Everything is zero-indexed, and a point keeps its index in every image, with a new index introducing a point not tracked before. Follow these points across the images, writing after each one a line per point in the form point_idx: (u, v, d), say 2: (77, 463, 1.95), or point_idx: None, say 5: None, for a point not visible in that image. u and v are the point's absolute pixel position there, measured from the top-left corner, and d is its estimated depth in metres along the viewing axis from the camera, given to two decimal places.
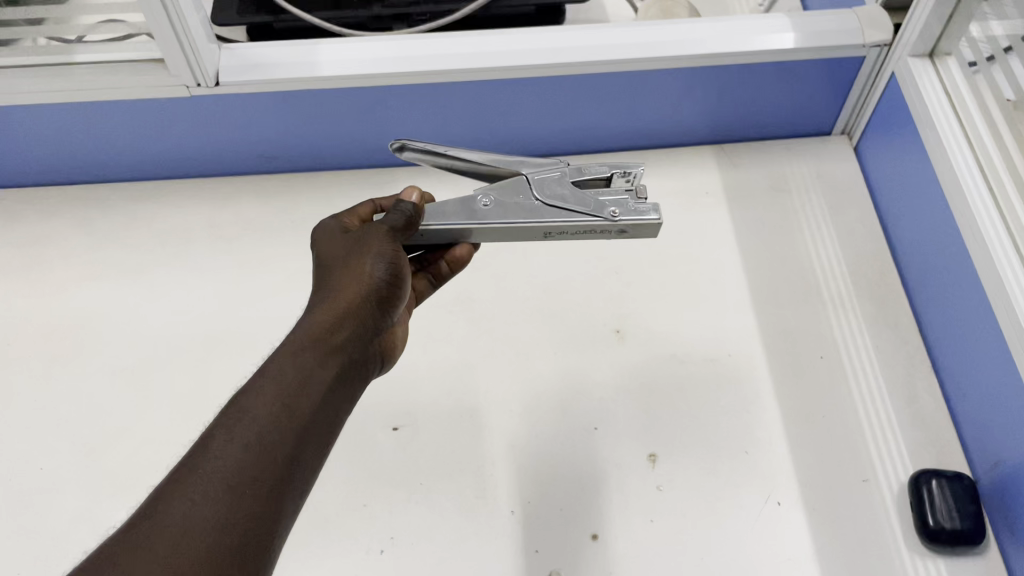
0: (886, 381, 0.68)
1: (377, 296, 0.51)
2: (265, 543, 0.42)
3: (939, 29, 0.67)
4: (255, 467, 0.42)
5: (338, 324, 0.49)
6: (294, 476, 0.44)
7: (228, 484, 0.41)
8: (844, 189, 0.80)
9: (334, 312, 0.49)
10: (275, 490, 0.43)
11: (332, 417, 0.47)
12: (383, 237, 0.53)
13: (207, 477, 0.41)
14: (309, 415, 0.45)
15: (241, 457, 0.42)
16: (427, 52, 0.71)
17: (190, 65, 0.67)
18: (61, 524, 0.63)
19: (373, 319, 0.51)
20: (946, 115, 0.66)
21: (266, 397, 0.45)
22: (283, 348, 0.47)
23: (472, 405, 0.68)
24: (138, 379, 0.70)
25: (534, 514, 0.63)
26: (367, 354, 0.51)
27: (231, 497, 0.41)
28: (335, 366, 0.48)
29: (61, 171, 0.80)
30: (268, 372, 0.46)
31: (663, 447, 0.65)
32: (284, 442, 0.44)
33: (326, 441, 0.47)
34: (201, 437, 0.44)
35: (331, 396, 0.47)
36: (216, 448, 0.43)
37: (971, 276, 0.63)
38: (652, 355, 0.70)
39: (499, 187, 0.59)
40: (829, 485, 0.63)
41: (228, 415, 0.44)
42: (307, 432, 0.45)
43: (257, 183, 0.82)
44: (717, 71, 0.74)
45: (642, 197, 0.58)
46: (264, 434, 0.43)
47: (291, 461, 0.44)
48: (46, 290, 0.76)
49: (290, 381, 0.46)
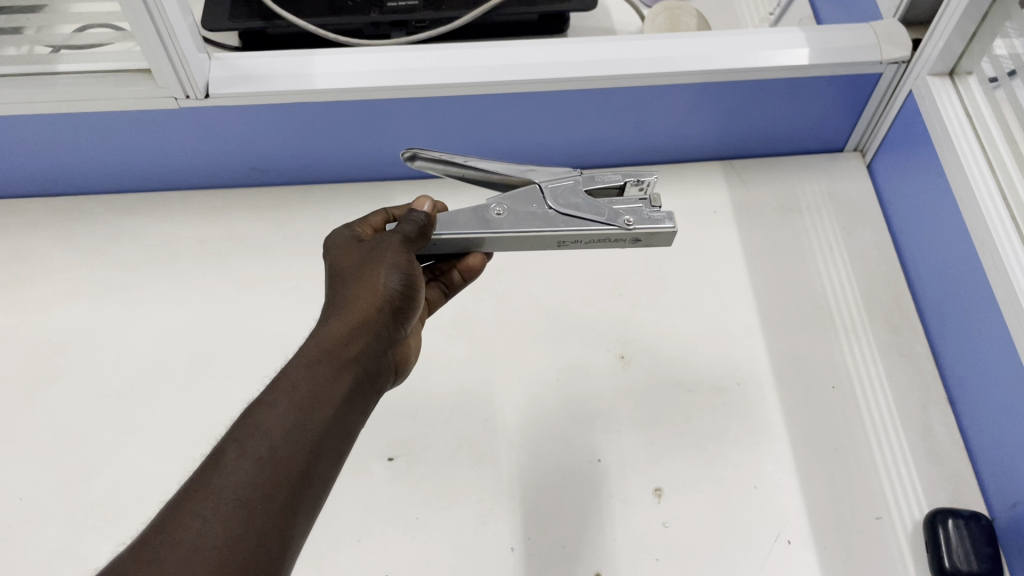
0: (899, 413, 0.66)
1: (392, 307, 0.49)
2: (279, 561, 0.39)
3: (961, 47, 0.64)
4: (271, 481, 0.40)
5: (353, 335, 0.47)
6: (308, 493, 0.41)
7: (241, 499, 0.39)
8: (857, 207, 0.77)
9: (349, 322, 0.47)
10: (290, 506, 0.40)
11: (347, 430, 0.44)
12: (399, 246, 0.51)
13: (218, 493, 0.39)
14: (323, 427, 0.43)
15: (253, 471, 0.40)
16: (428, 65, 0.68)
17: (178, 77, 0.64)
18: (41, 558, 0.60)
19: (388, 330, 0.49)
20: (965, 133, 0.63)
21: (279, 409, 0.42)
22: (295, 360, 0.45)
23: (470, 436, 0.65)
24: (123, 404, 0.67)
25: (535, 550, 0.60)
26: (382, 365, 0.48)
27: (243, 513, 0.39)
28: (350, 377, 0.45)
29: (46, 182, 0.78)
30: (280, 385, 0.43)
31: (670, 480, 0.63)
32: (297, 456, 0.41)
33: (340, 454, 0.44)
34: (211, 452, 0.41)
35: (345, 408, 0.44)
36: (228, 462, 0.40)
37: (990, 304, 0.60)
38: (660, 384, 0.68)
39: (512, 196, 0.56)
40: (841, 523, 0.61)
41: (239, 429, 0.41)
42: (322, 446, 0.42)
43: (250, 196, 0.80)
44: (729, 87, 0.71)
45: (656, 205, 0.55)
46: (277, 449, 0.41)
47: (307, 474, 0.41)
48: (28, 308, 0.73)
49: (305, 392, 0.43)
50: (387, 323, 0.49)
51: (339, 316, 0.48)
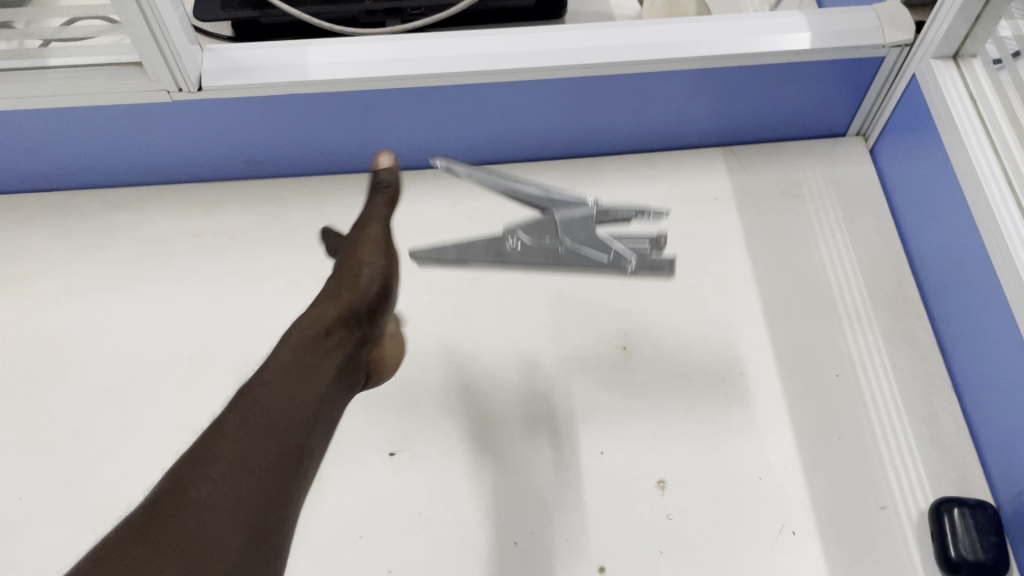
0: (904, 400, 0.65)
1: (370, 303, 0.55)
2: (275, 535, 0.43)
3: (966, 29, 0.63)
4: (275, 452, 0.46)
5: (331, 328, 0.54)
6: (302, 461, 0.47)
7: (237, 475, 0.44)
8: (858, 193, 0.76)
9: (328, 314, 0.54)
10: (286, 476, 0.45)
11: (332, 409, 0.51)
12: (377, 245, 0.56)
13: (210, 481, 0.43)
14: (311, 406, 0.49)
15: (251, 448, 0.45)
16: (423, 54, 0.67)
17: (171, 69, 0.63)
18: (41, 559, 0.60)
19: (361, 327, 0.55)
20: (969, 116, 0.62)
21: (272, 390, 0.49)
22: (283, 347, 0.52)
23: (472, 430, 0.65)
24: (122, 401, 0.67)
25: (538, 544, 0.60)
26: (357, 355, 0.55)
27: (241, 488, 0.43)
28: (333, 365, 0.52)
29: (40, 177, 0.77)
30: (273, 369, 0.50)
31: (673, 473, 0.62)
32: (291, 431, 0.47)
33: (325, 429, 0.50)
34: (200, 449, 0.45)
35: (332, 390, 0.51)
36: (228, 437, 0.46)
37: (996, 290, 0.60)
38: (662, 374, 0.67)
39: (529, 226, 0.55)
40: (846, 513, 0.60)
41: (237, 412, 0.47)
42: (314, 419, 0.49)
43: (245, 189, 0.79)
44: (729, 72, 0.70)
45: (661, 247, 0.52)
46: (273, 425, 0.47)
47: (307, 444, 0.48)
48: (23, 306, 0.72)
49: (291, 377, 0.50)
50: (356, 322, 0.55)
51: (315, 312, 0.54)
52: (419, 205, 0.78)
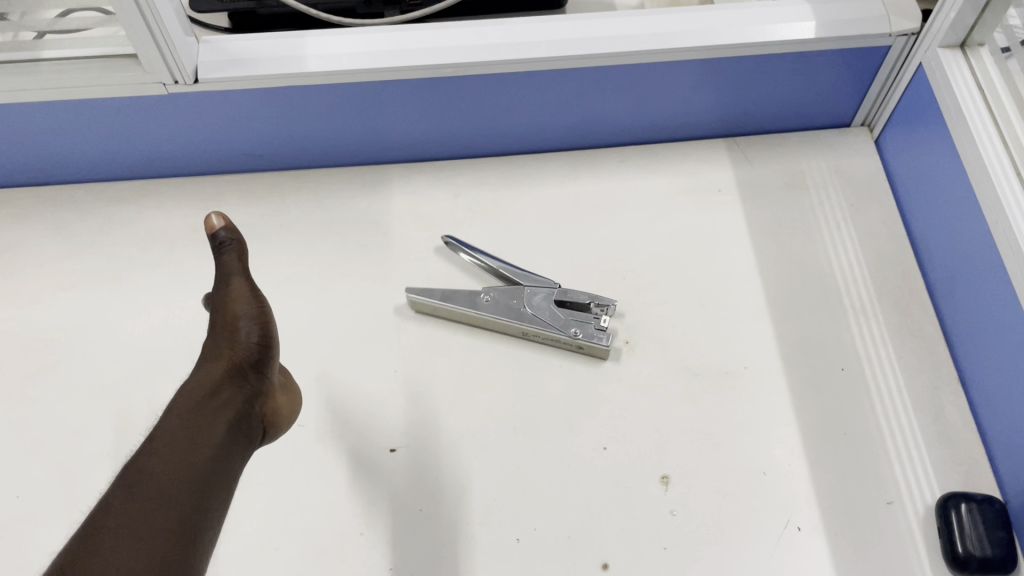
0: (910, 395, 0.64)
1: (259, 355, 0.58)
2: None
3: (973, 18, 0.62)
4: (172, 519, 0.48)
5: (218, 388, 0.56)
6: (198, 520, 0.49)
7: (134, 540, 0.46)
8: (863, 184, 0.76)
9: (214, 376, 0.57)
10: (181, 536, 0.48)
11: (227, 466, 0.53)
12: (246, 297, 0.59)
13: (105, 548, 0.46)
14: (201, 465, 0.51)
15: (144, 514, 0.48)
16: (422, 45, 0.66)
17: (166, 62, 0.62)
18: (39, 557, 0.59)
19: (253, 382, 0.57)
20: (976, 107, 0.62)
21: (162, 456, 0.51)
22: (168, 416, 0.54)
23: (473, 425, 0.64)
24: (119, 397, 0.66)
25: (540, 540, 0.59)
26: (252, 411, 0.56)
27: (136, 553, 0.46)
28: (224, 424, 0.54)
29: (35, 171, 0.76)
30: (162, 436, 0.52)
31: (677, 468, 0.62)
32: (184, 494, 0.49)
33: (226, 485, 0.52)
34: (96, 513, 0.48)
35: (225, 449, 0.53)
36: (121, 506, 0.48)
37: (1003, 284, 0.59)
38: (665, 368, 0.66)
39: None
40: (852, 508, 0.60)
41: (128, 481, 0.49)
42: (206, 480, 0.51)
43: (243, 182, 0.78)
44: (732, 63, 0.70)
45: None
46: (163, 490, 0.49)
47: (202, 504, 0.50)
48: (20, 301, 0.71)
49: (178, 443, 0.52)
50: (244, 377, 0.57)
51: (200, 376, 0.57)
52: (420, 198, 0.77)
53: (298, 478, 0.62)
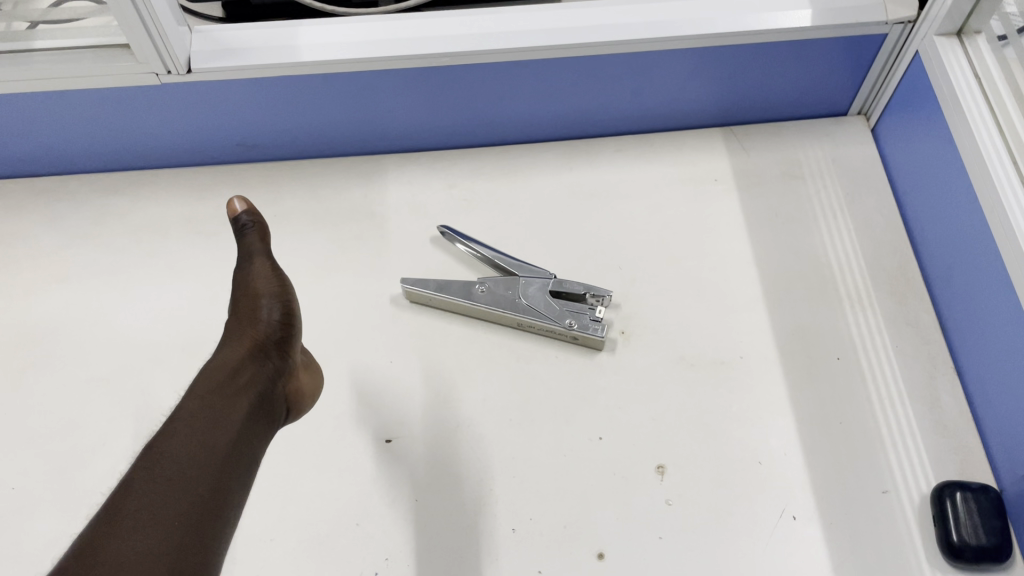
0: (906, 384, 0.64)
1: (281, 333, 0.59)
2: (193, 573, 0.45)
3: (969, 6, 0.62)
4: (192, 500, 0.48)
5: (241, 366, 0.56)
6: (218, 502, 0.49)
7: (154, 523, 0.46)
8: (859, 173, 0.75)
9: (236, 355, 0.57)
10: (201, 518, 0.47)
11: (248, 447, 0.53)
12: (269, 276, 0.60)
13: (124, 529, 0.45)
14: (222, 446, 0.51)
15: (163, 496, 0.47)
16: (417, 34, 0.66)
17: (159, 52, 0.62)
18: (35, 548, 0.59)
19: (275, 361, 0.58)
20: (974, 94, 0.61)
21: (182, 435, 0.50)
22: (190, 395, 0.53)
23: (469, 416, 0.64)
24: (115, 388, 0.66)
25: (536, 530, 0.59)
26: (273, 392, 0.56)
27: (156, 535, 0.45)
28: (246, 404, 0.54)
29: (29, 162, 0.76)
30: (182, 416, 0.52)
31: (673, 457, 0.62)
32: (204, 475, 0.49)
33: (246, 465, 0.52)
34: (115, 495, 0.47)
35: (246, 429, 0.53)
36: (140, 487, 0.47)
37: (999, 272, 0.59)
38: (660, 357, 0.66)
39: None
40: (848, 498, 0.60)
41: (148, 462, 0.49)
42: (227, 461, 0.50)
43: (237, 172, 0.78)
44: (727, 52, 0.69)
45: None
46: (184, 471, 0.48)
47: (223, 486, 0.49)
48: (15, 292, 0.71)
49: (199, 422, 0.51)
50: (267, 356, 0.58)
51: (223, 355, 0.57)
52: (415, 188, 0.76)
53: (294, 469, 0.62)
